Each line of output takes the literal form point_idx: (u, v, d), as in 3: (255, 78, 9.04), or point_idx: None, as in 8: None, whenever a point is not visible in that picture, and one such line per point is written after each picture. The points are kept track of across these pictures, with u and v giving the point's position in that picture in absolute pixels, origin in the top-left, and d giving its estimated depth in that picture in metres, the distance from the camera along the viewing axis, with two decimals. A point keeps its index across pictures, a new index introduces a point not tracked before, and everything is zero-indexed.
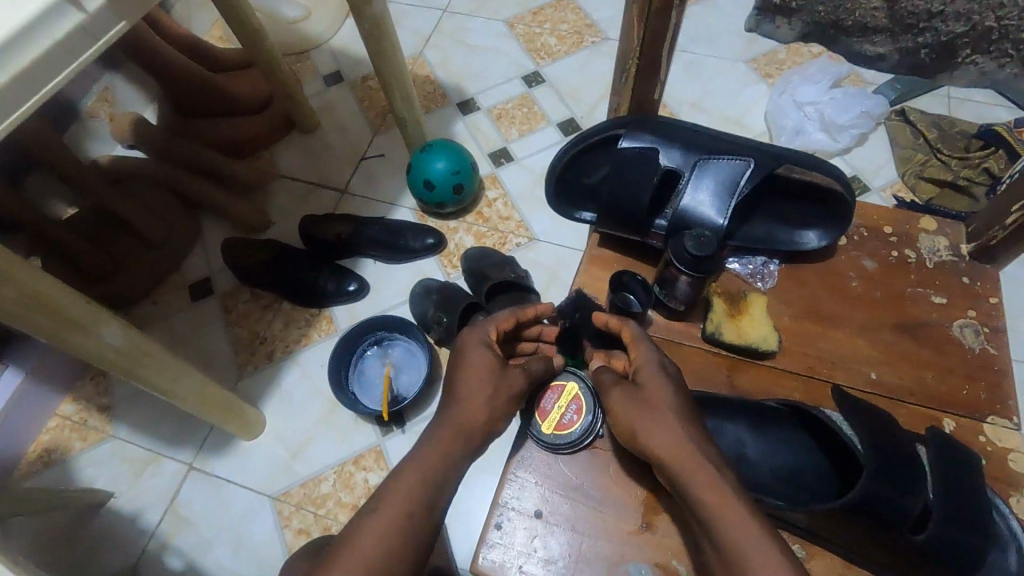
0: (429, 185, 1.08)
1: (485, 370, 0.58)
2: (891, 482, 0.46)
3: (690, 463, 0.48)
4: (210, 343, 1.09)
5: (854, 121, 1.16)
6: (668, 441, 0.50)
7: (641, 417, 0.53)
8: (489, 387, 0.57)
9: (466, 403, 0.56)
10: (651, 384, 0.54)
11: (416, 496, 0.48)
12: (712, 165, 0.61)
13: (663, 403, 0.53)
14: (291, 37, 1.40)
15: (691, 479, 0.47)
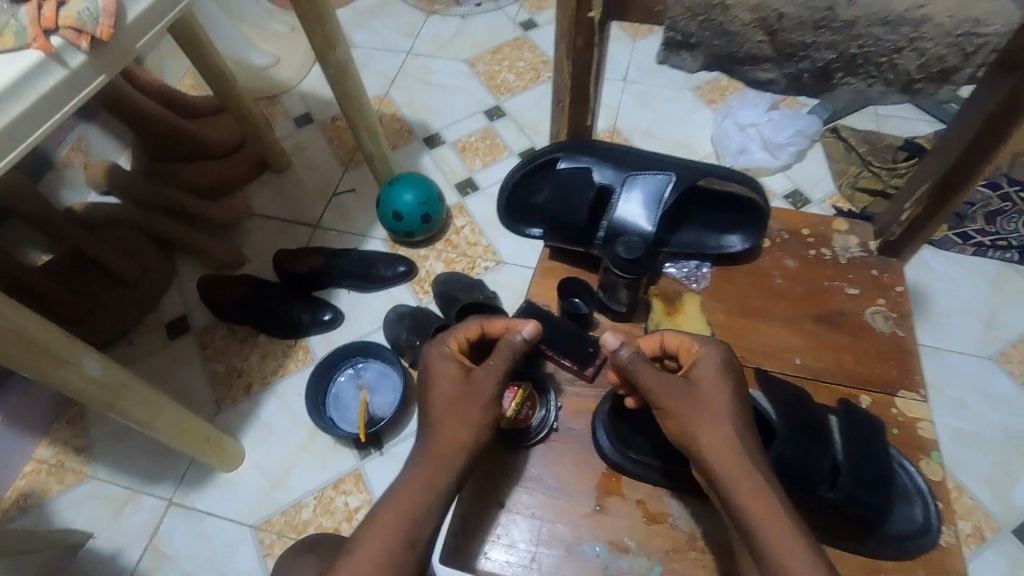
0: (398, 216, 1.14)
1: (452, 389, 0.58)
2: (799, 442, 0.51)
3: (741, 471, 0.49)
4: (188, 380, 1.11)
5: (791, 139, 1.25)
6: (720, 444, 0.50)
7: (698, 419, 0.52)
8: (458, 403, 0.57)
9: (449, 424, 0.56)
10: (707, 384, 0.53)
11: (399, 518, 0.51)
12: (640, 181, 0.63)
13: (721, 405, 0.52)
14: (263, 83, 1.46)
15: (736, 486, 0.48)
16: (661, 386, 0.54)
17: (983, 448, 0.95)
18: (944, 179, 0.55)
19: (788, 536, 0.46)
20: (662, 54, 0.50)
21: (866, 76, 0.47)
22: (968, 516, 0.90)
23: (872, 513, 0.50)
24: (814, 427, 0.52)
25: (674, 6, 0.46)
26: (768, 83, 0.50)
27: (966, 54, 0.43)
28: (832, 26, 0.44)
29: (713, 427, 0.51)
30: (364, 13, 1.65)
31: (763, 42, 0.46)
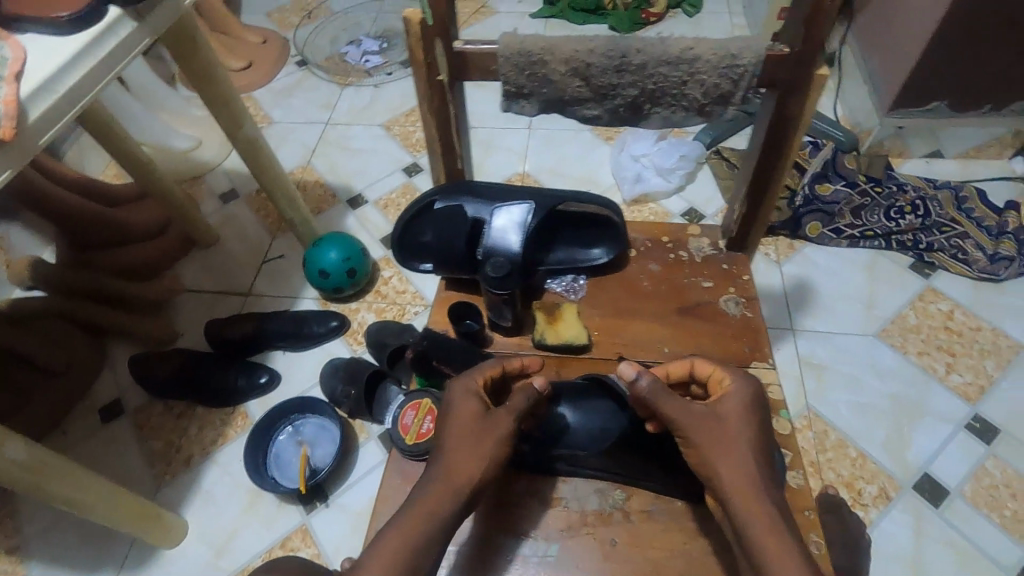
0: (324, 274, 1.19)
1: (469, 424, 0.52)
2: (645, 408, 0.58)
3: (754, 505, 0.48)
4: (126, 461, 1.10)
5: (677, 164, 1.39)
6: (737, 474, 0.50)
7: (720, 448, 0.51)
8: (476, 439, 0.51)
9: (462, 460, 0.51)
10: (732, 414, 0.53)
11: (404, 554, 0.45)
12: (505, 215, 0.61)
13: (745, 439, 0.51)
14: (186, 165, 1.52)
15: (749, 522, 0.48)
16: (691, 415, 0.53)
17: (875, 415, 1.06)
18: (757, 180, 0.63)
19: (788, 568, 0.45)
20: (505, 103, 0.60)
21: (667, 105, 0.57)
22: (872, 479, 0.99)
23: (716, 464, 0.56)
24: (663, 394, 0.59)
25: (503, 65, 0.56)
26: (595, 119, 0.60)
27: (734, 81, 0.54)
28: (628, 69, 0.55)
29: (733, 455, 0.51)
30: (281, 91, 1.75)
31: (581, 86, 0.56)
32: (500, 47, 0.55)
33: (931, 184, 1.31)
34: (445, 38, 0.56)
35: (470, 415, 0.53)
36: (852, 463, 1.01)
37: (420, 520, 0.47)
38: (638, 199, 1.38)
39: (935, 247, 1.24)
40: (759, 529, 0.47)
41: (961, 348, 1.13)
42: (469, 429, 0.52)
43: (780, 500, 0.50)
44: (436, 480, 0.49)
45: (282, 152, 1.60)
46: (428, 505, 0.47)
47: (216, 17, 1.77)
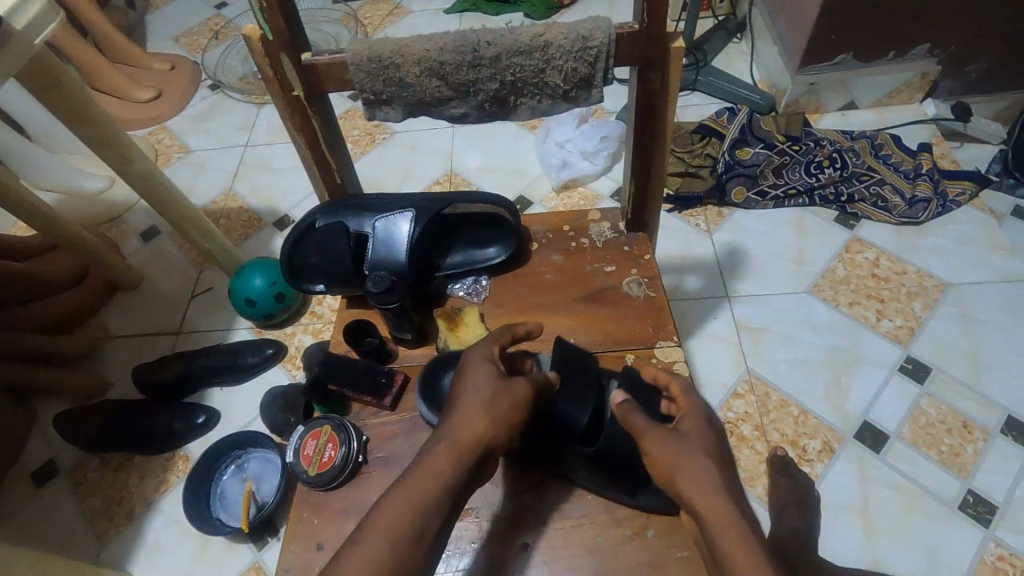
0: (251, 301, 1.15)
1: (483, 384, 0.52)
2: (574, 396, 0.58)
3: (728, 522, 0.45)
4: (66, 523, 1.05)
5: (601, 145, 1.38)
6: (704, 494, 0.47)
7: (687, 465, 0.48)
8: (490, 394, 0.51)
9: (467, 418, 0.49)
10: (693, 430, 0.51)
11: (398, 527, 0.44)
12: (386, 224, 0.61)
13: (709, 455, 0.49)
14: (100, 206, 1.45)
15: (717, 543, 0.45)
16: (659, 434, 0.50)
17: (812, 371, 1.07)
18: (638, 158, 0.63)
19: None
20: (368, 112, 0.58)
21: (532, 94, 0.56)
22: (815, 434, 1.00)
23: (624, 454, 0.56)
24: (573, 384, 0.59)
25: (355, 72, 0.54)
26: (464, 117, 0.58)
27: (591, 63, 0.53)
28: (482, 63, 0.53)
29: (700, 472, 0.48)
30: (196, 118, 1.69)
31: (440, 86, 0.55)
32: (348, 55, 0.53)
33: (847, 136, 1.33)
34: (291, 51, 0.53)
35: (487, 376, 0.52)
36: (795, 421, 1.02)
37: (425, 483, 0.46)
38: (566, 185, 1.38)
39: (856, 198, 1.25)
40: (729, 549, 0.44)
41: (889, 294, 1.15)
42: (481, 395, 0.51)
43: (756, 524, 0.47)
44: (441, 444, 0.48)
45: (202, 181, 1.55)
46: (430, 469, 0.46)
47: (117, 49, 1.70)
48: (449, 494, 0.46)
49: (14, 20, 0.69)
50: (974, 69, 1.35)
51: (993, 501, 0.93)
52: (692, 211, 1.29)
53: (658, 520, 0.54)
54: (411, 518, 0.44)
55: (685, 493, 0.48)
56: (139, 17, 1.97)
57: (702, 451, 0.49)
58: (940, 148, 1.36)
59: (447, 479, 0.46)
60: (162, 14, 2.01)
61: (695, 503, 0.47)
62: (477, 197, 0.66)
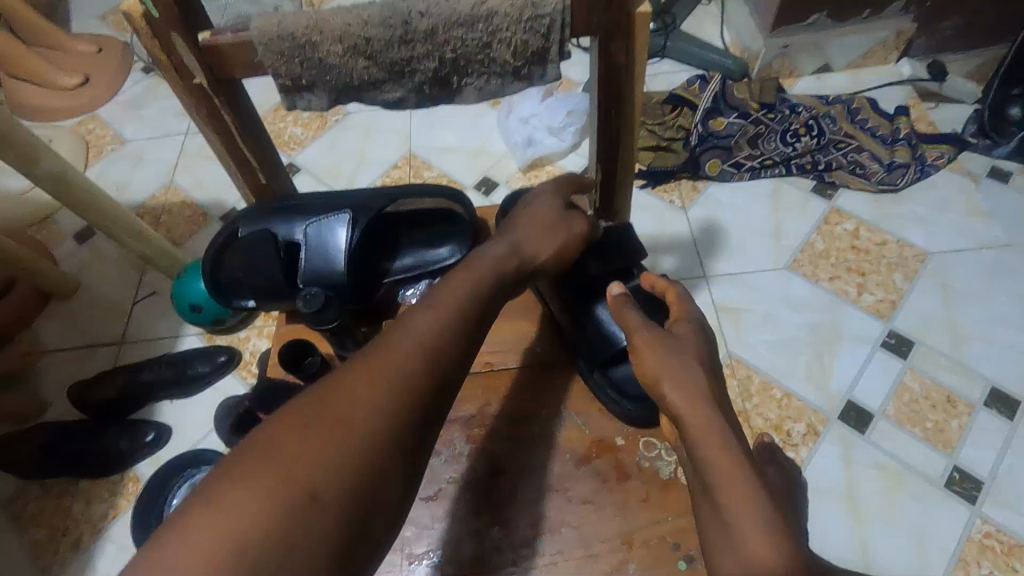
0: (195, 307, 1.06)
1: (548, 214, 0.57)
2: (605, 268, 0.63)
3: (704, 418, 0.48)
4: (5, 559, 0.97)
5: (568, 119, 1.30)
6: (682, 388, 0.50)
7: (671, 367, 0.51)
8: (553, 223, 0.57)
9: (527, 234, 0.56)
10: (685, 335, 0.54)
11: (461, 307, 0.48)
12: (319, 227, 0.53)
13: (694, 358, 0.52)
14: (25, 207, 1.32)
15: (701, 442, 0.46)
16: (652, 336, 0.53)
17: (794, 351, 1.03)
18: (601, 142, 0.57)
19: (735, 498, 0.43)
20: (288, 99, 0.49)
21: (478, 73, 0.48)
22: (799, 418, 0.97)
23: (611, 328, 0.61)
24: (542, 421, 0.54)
25: (264, 53, 0.45)
26: (401, 102, 0.50)
27: (543, 35, 0.45)
28: (416, 39, 0.45)
29: (686, 366, 0.51)
30: (129, 105, 1.55)
31: (369, 66, 0.46)
32: (255, 33, 0.44)
33: (822, 101, 1.27)
34: (185, 31, 0.44)
35: (551, 208, 0.58)
36: (778, 405, 0.98)
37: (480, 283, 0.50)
38: (533, 163, 1.30)
39: (833, 166, 1.21)
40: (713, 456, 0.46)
41: (869, 266, 1.11)
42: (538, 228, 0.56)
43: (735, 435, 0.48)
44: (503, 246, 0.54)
45: (139, 175, 1.42)
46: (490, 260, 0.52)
47: (32, 30, 1.53)
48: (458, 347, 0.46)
49: None
50: (950, 25, 1.29)
51: (979, 475, 0.92)
52: (665, 187, 1.23)
53: (639, 553, 0.53)
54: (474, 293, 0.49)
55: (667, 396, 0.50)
56: None
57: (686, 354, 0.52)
58: (917, 110, 1.31)
59: (455, 328, 0.46)
60: None
61: (679, 407, 0.49)
62: (422, 190, 0.58)
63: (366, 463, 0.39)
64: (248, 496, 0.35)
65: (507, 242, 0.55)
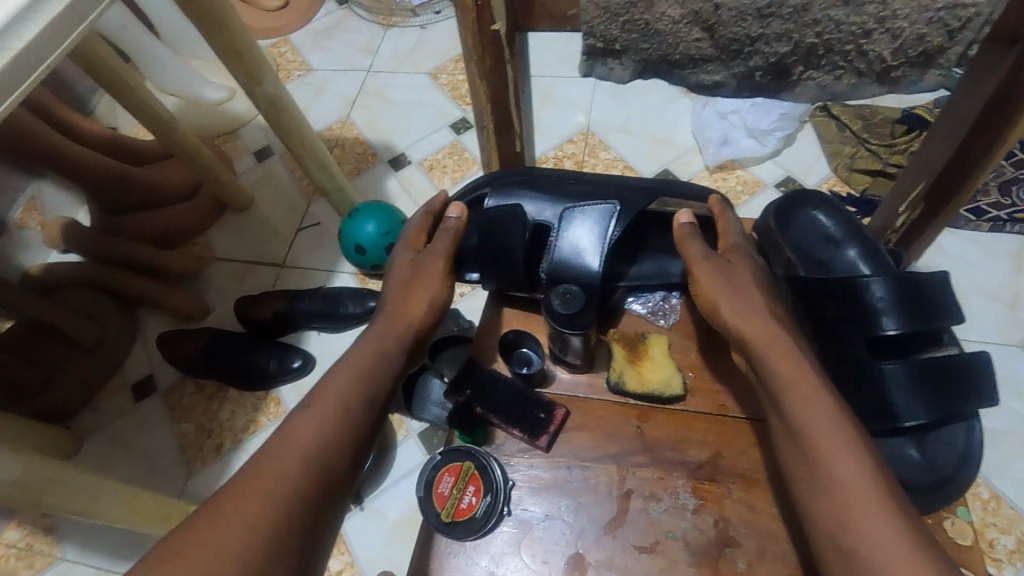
0: (360, 250, 1.06)
1: (404, 271, 0.59)
2: (909, 315, 0.52)
3: (772, 338, 0.47)
4: (156, 444, 1.05)
5: (777, 124, 1.15)
6: (739, 312, 0.49)
7: (730, 293, 0.50)
8: (415, 278, 0.58)
9: (412, 298, 0.57)
10: (739, 261, 0.52)
11: (359, 377, 0.51)
12: (576, 212, 0.49)
13: (753, 282, 0.51)
14: (217, 118, 1.39)
15: (767, 355, 0.47)
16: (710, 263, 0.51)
17: (1016, 448, 0.86)
18: (975, 123, 0.55)
19: (869, 523, 0.39)
20: (585, 64, 0.43)
21: (830, 65, 0.40)
22: (1009, 528, 0.81)
23: (889, 381, 0.51)
24: (768, 478, 0.47)
25: (588, 7, 0.39)
26: (716, 87, 0.43)
27: (950, 31, 0.37)
28: (780, 14, 0.37)
29: (744, 295, 0.50)
30: (319, 34, 1.58)
31: (702, 39, 0.39)
32: None
33: None
34: None
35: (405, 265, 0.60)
36: (983, 507, 0.82)
37: (369, 355, 0.52)
38: (723, 165, 1.17)
39: None
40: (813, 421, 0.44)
41: None
42: (406, 273, 0.59)
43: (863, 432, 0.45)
44: (384, 321, 0.56)
45: (319, 105, 1.45)
46: (376, 339, 0.54)
47: None
48: (391, 359, 0.53)
49: None
50: None
51: None
52: None
53: None
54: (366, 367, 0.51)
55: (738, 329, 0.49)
56: None
57: (736, 276, 0.51)
58: None
59: (339, 410, 0.49)
60: None
61: (737, 326, 0.49)
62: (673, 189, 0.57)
63: (299, 497, 0.44)
64: (240, 509, 0.42)
65: (389, 308, 0.56)
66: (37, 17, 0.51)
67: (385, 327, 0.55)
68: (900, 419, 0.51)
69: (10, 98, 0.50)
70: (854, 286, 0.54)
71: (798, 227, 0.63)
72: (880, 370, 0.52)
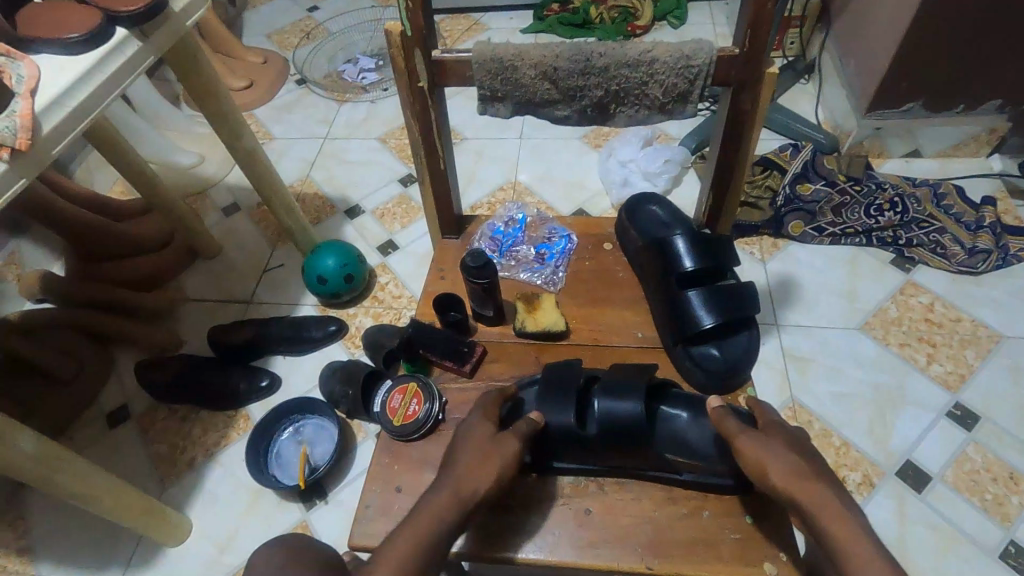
0: (322, 280, 1.23)
1: (478, 442, 0.59)
2: (701, 253, 0.69)
3: (811, 492, 0.51)
4: (132, 464, 1.14)
5: (663, 168, 1.44)
6: (788, 471, 0.53)
7: (773, 457, 0.55)
8: (484, 452, 0.58)
9: (465, 471, 0.56)
10: (776, 432, 0.58)
11: (416, 546, 0.50)
12: (616, 394, 0.63)
13: (785, 443, 0.56)
14: (190, 179, 1.57)
15: (802, 500, 0.51)
16: (754, 439, 0.56)
17: (856, 405, 1.08)
18: (731, 119, 0.65)
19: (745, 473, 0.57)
20: (482, 106, 0.66)
21: (631, 103, 0.63)
22: (856, 466, 1.02)
23: (693, 299, 0.68)
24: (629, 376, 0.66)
25: (478, 70, 0.61)
26: (566, 119, 0.66)
27: (691, 80, 0.60)
28: (591, 72, 0.60)
29: (787, 459, 0.54)
30: (281, 108, 1.81)
31: (550, 89, 0.62)
32: (474, 55, 0.61)
33: (910, 183, 1.34)
34: (423, 47, 0.61)
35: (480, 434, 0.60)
36: (836, 452, 1.03)
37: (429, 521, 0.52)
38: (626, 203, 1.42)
39: (915, 243, 1.26)
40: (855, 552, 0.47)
41: (942, 338, 1.15)
42: (476, 447, 0.59)
43: (833, 487, 0.53)
44: (443, 492, 0.55)
45: (281, 167, 1.65)
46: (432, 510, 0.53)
47: (218, 40, 1.84)
48: (442, 514, 0.53)
49: (173, 2, 0.78)
50: None
51: None
52: (747, 239, 1.32)
53: (714, 503, 0.63)
54: (419, 540, 0.51)
55: (772, 476, 0.53)
56: (236, 13, 2.11)
57: (776, 446, 0.56)
58: (1004, 204, 1.35)
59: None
60: (257, 10, 2.15)
61: (787, 486, 0.52)
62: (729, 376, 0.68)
63: None
64: None
65: (452, 479, 0.56)
66: (87, 83, 0.70)
67: (445, 498, 0.54)
68: (700, 325, 0.67)
69: (67, 138, 0.69)
70: (666, 242, 0.70)
71: (639, 217, 0.78)
72: (684, 296, 0.68)
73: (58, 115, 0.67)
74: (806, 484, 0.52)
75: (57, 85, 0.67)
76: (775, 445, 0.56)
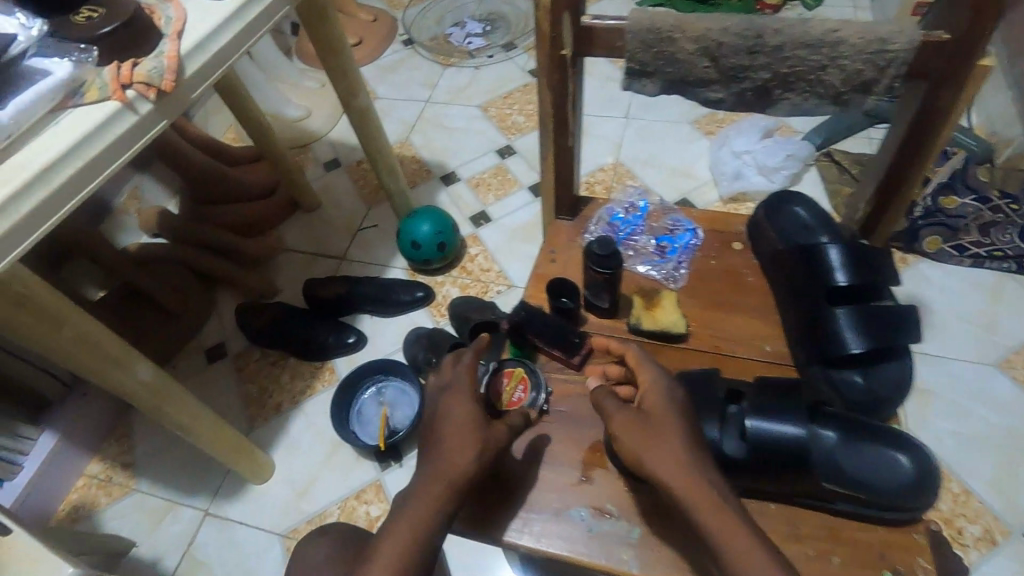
0: (416, 245, 1.23)
1: (462, 423, 0.57)
2: (857, 270, 0.64)
3: (689, 492, 0.50)
4: (225, 400, 1.20)
5: (782, 163, 1.32)
6: (677, 465, 0.51)
7: (653, 452, 0.53)
8: (471, 432, 0.56)
9: (450, 454, 0.55)
10: (656, 410, 0.56)
11: (410, 534, 0.52)
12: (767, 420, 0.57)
13: (678, 438, 0.53)
14: (296, 132, 1.61)
15: (688, 499, 0.50)
16: (626, 424, 0.55)
17: (984, 451, 0.96)
18: (917, 115, 0.57)
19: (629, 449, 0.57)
20: (626, 81, 0.61)
21: (800, 89, 0.57)
22: (976, 519, 0.91)
23: (843, 319, 0.63)
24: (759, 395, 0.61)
25: (631, 41, 0.56)
26: (719, 102, 0.60)
27: (879, 68, 0.53)
28: (762, 51, 0.54)
29: (672, 452, 0.52)
30: (387, 68, 1.81)
31: (708, 66, 0.57)
32: (629, 23, 0.56)
33: None
34: (574, 12, 0.56)
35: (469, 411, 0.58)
36: (954, 499, 0.92)
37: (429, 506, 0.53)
38: (736, 197, 1.33)
39: None
40: None
41: None
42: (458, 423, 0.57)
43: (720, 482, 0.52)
44: (426, 478, 0.54)
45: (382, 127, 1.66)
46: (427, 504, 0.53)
47: None
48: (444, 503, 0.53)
49: None
50: None
51: None
52: None
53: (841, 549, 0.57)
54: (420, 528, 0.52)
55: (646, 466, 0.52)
56: None
57: (662, 440, 0.53)
58: None
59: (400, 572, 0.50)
60: None
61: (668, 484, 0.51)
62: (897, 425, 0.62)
63: None
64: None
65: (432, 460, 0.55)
66: (227, 30, 0.70)
67: (431, 479, 0.54)
68: (848, 349, 0.63)
69: (206, 82, 0.69)
70: (817, 251, 0.65)
71: (781, 219, 0.73)
72: (834, 314, 0.63)
73: (201, 58, 0.68)
74: (696, 485, 0.50)
75: (202, 29, 0.68)
76: (676, 437, 0.53)
